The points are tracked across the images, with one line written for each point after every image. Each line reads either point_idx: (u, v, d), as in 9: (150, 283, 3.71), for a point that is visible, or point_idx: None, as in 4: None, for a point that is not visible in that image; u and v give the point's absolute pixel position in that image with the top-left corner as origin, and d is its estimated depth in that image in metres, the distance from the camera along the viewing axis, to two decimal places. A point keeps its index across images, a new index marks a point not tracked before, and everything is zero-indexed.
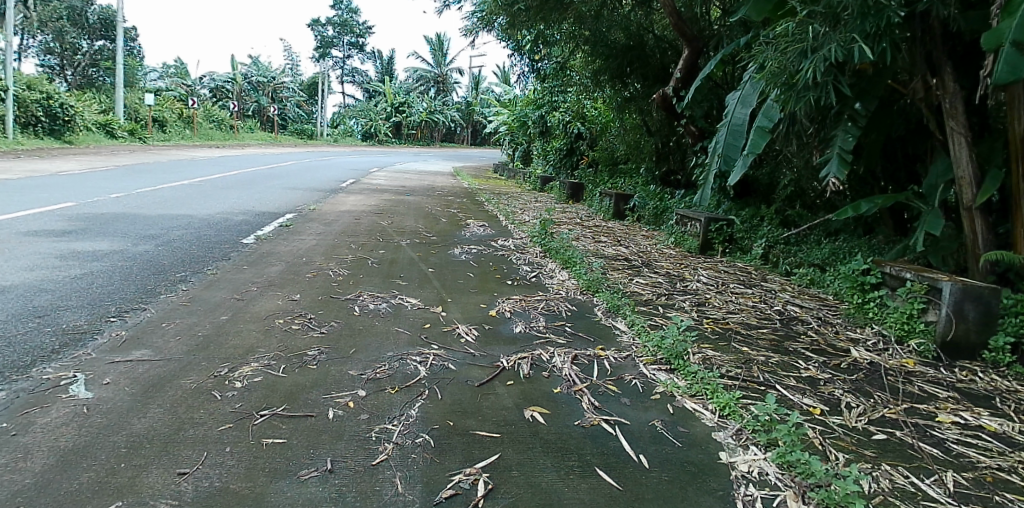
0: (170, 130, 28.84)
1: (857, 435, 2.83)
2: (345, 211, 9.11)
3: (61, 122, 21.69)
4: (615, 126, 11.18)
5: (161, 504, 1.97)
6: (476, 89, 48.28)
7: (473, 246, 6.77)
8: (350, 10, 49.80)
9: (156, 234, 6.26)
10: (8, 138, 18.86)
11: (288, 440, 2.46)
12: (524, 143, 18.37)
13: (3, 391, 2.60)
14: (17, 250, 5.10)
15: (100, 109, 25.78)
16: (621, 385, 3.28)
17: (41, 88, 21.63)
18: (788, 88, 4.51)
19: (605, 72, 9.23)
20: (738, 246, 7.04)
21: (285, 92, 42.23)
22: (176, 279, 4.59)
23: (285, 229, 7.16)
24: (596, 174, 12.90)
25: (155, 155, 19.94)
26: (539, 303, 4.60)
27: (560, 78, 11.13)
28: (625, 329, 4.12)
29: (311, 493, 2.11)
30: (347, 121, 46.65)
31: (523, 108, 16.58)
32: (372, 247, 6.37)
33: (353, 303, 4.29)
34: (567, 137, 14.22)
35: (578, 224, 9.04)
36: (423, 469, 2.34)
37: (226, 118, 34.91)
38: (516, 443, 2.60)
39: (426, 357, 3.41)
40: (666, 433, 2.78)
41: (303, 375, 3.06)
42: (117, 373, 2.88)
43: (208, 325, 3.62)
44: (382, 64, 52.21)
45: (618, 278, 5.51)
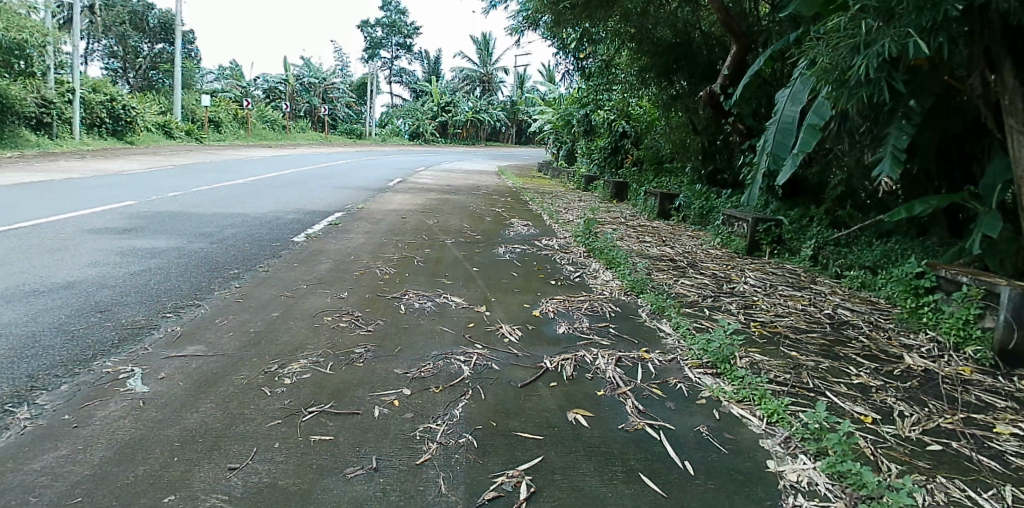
0: (225, 131, 29.73)
1: (910, 446, 2.71)
2: (392, 210, 9.20)
3: (124, 123, 22.59)
4: (661, 125, 10.97)
5: (212, 499, 2.01)
6: (522, 88, 48.36)
7: (518, 245, 6.74)
8: (399, 12, 50.55)
9: (211, 232, 6.43)
10: (76, 139, 19.71)
11: (335, 437, 2.49)
12: (568, 141, 18.30)
13: (68, 384, 2.71)
14: (85, 247, 5.32)
15: (161, 111, 26.77)
16: (666, 388, 3.22)
17: (106, 90, 22.58)
18: (839, 85, 4.37)
19: (651, 69, 9.11)
20: (787, 247, 6.82)
21: (335, 93, 42.94)
22: (229, 276, 4.70)
23: (334, 228, 7.27)
24: (641, 174, 12.72)
25: (211, 154, 20.65)
26: (583, 304, 4.55)
27: (605, 76, 11.01)
28: (671, 332, 4.02)
29: (356, 492, 2.12)
30: (395, 122, 47.32)
31: (567, 107, 16.48)
32: (418, 246, 6.41)
33: (398, 301, 4.32)
34: (612, 135, 14.05)
35: (623, 224, 8.93)
36: (466, 470, 2.33)
37: (280, 118, 35.75)
38: (559, 445, 2.57)
39: (470, 357, 3.40)
40: (712, 439, 2.71)
41: (349, 373, 3.08)
42: (172, 368, 2.96)
43: (259, 322, 3.69)
44: (428, 65, 52.73)
45: (662, 279, 5.40)
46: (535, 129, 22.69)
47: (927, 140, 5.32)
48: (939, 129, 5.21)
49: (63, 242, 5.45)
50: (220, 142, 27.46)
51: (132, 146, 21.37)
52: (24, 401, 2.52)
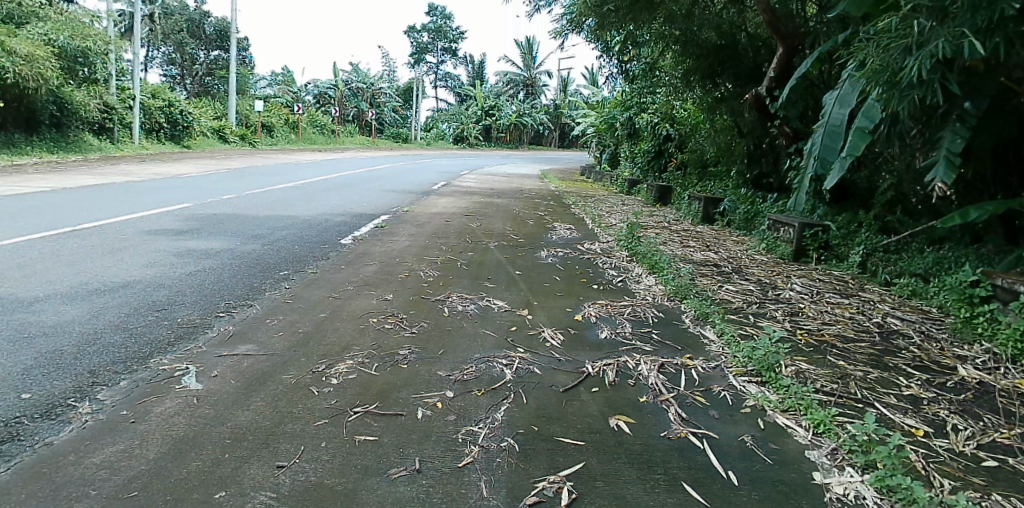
0: (277, 135, 30.57)
1: (964, 461, 2.59)
2: (436, 213, 9.28)
3: (181, 128, 23.45)
4: (704, 128, 10.73)
5: (262, 496, 2.05)
6: (565, 92, 48.30)
7: (560, 249, 6.72)
8: (444, 17, 51.13)
9: (263, 234, 6.60)
10: (136, 143, 20.50)
11: (380, 438, 2.51)
12: (612, 145, 18.22)
13: (126, 380, 2.80)
14: (143, 248, 5.51)
15: (216, 116, 27.69)
16: (709, 396, 3.16)
17: (164, 96, 23.43)
18: (890, 87, 4.22)
19: (696, 72, 8.95)
20: (834, 253, 6.62)
21: (382, 98, 43.59)
22: (280, 278, 4.81)
23: (380, 230, 7.38)
24: (685, 178, 12.53)
25: (263, 157, 21.29)
26: (626, 309, 4.50)
27: (650, 80, 10.99)
28: (715, 339, 3.93)
29: (400, 493, 2.13)
30: (441, 125, 47.93)
31: (611, 111, 16.26)
32: (462, 248, 6.46)
33: (442, 304, 4.36)
34: (656, 138, 13.81)
35: (666, 228, 8.85)
36: (507, 475, 2.32)
37: (328, 123, 36.47)
38: (601, 452, 2.54)
39: (512, 360, 3.39)
40: (756, 449, 2.64)
41: (394, 375, 3.11)
42: (224, 367, 3.03)
43: (308, 323, 3.76)
44: (473, 69, 53.22)
45: (706, 284, 5.32)
46: (578, 133, 22.59)
47: (983, 144, 5.11)
48: (995, 133, 5.01)
49: (121, 243, 5.65)
50: (272, 146, 28.25)
51: (188, 150, 22.14)
52: (85, 397, 2.62)
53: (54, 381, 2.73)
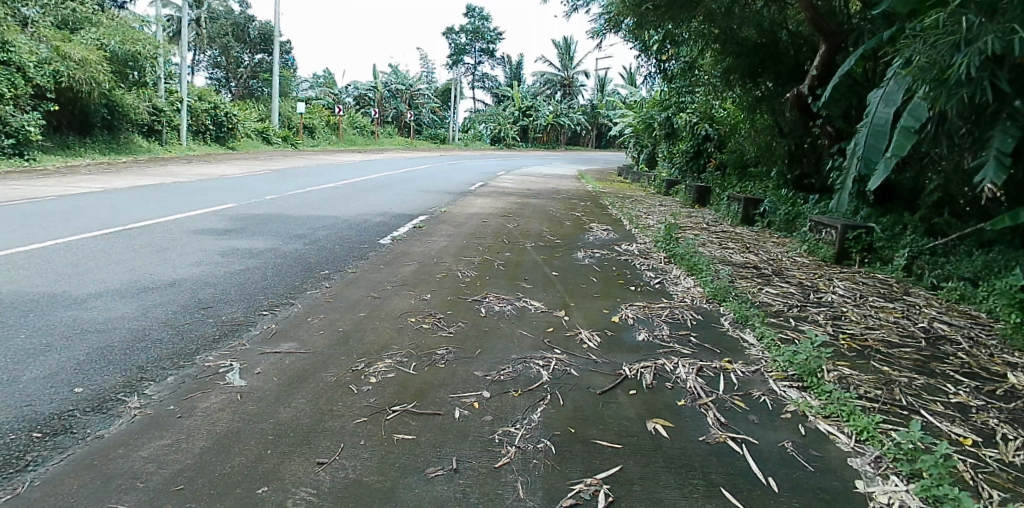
0: (318, 136, 31.16)
1: (1016, 472, 2.48)
2: (473, 214, 9.33)
3: (226, 130, 24.14)
4: (745, 126, 10.52)
5: (302, 492, 2.08)
6: (602, 92, 47.83)
7: (597, 250, 6.69)
8: (482, 18, 51.53)
9: (304, 234, 6.73)
10: (183, 145, 21.21)
11: (417, 437, 2.52)
12: (649, 145, 18.08)
13: (173, 376, 2.87)
14: (189, 247, 5.66)
15: (260, 118, 28.39)
16: (749, 401, 3.09)
17: (210, 99, 24.14)
18: (937, 85, 4.09)
19: (735, 71, 8.90)
20: (878, 256, 6.44)
21: (422, 99, 43.79)
22: (320, 277, 4.88)
23: (418, 230, 7.45)
24: (725, 178, 12.29)
25: (306, 158, 21.77)
26: (663, 311, 4.45)
27: (688, 79, 10.85)
28: (755, 343, 3.85)
29: (437, 492, 2.14)
30: (478, 126, 48.27)
31: (648, 110, 16.08)
32: (499, 249, 6.48)
33: (479, 304, 4.37)
34: (694, 139, 13.62)
35: (705, 229, 8.73)
36: (544, 476, 2.31)
37: (367, 124, 37.02)
38: (638, 455, 2.51)
39: (548, 361, 3.38)
40: (797, 456, 2.57)
41: (431, 374, 3.12)
42: (267, 364, 3.09)
43: (347, 322, 3.81)
44: (510, 70, 53.48)
45: (746, 287, 5.21)
46: (616, 133, 22.42)
47: None
48: None
49: (168, 242, 5.82)
50: (314, 147, 28.79)
51: (233, 151, 22.78)
52: (134, 391, 2.70)
53: (105, 376, 2.82)
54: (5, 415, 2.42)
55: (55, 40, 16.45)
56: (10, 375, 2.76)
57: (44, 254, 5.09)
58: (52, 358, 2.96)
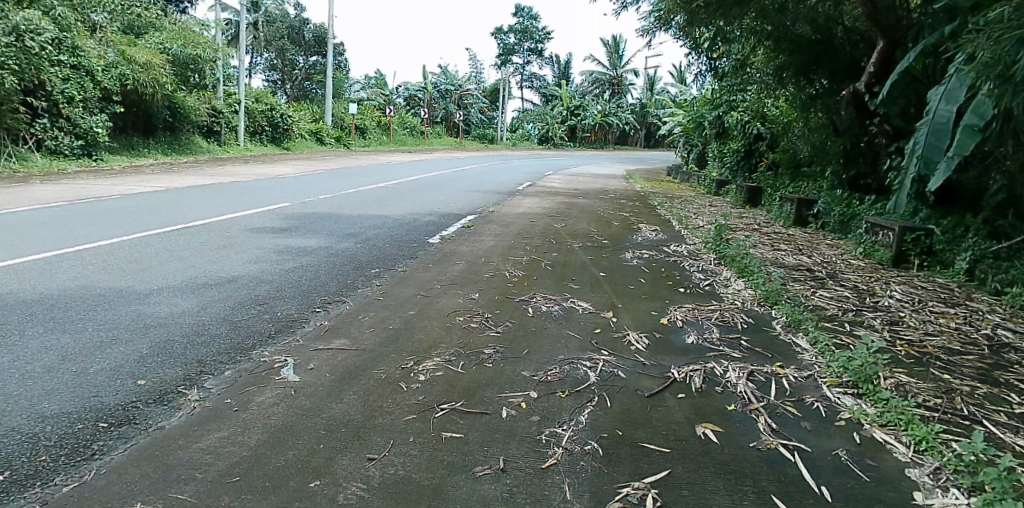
0: (369, 136, 31.71)
1: None
2: (521, 214, 9.34)
3: (281, 130, 24.88)
4: (797, 126, 9.90)
5: (353, 486, 2.10)
6: (652, 90, 47.93)
7: (645, 251, 6.62)
8: (530, 18, 51.64)
9: (356, 233, 6.85)
10: (241, 145, 21.94)
11: (465, 436, 2.53)
12: (699, 144, 17.80)
13: (231, 370, 2.96)
14: (245, 245, 5.83)
15: (314, 118, 29.11)
16: (802, 407, 3.00)
17: (267, 100, 24.89)
18: (1003, 81, 3.89)
19: (789, 69, 8.49)
20: (938, 259, 6.18)
21: (470, 99, 43.87)
22: (371, 275, 4.96)
23: (466, 230, 7.50)
24: (776, 177, 11.95)
25: (358, 158, 22.25)
26: (713, 313, 4.36)
27: (740, 77, 10.25)
28: (808, 347, 3.73)
29: (485, 491, 2.13)
30: (526, 126, 48.47)
31: (699, 110, 15.88)
32: (547, 249, 6.47)
33: (526, 304, 4.36)
34: (745, 138, 13.33)
35: (756, 231, 8.55)
36: (591, 479, 2.28)
37: (418, 124, 37.58)
38: (687, 460, 2.46)
39: (596, 363, 3.35)
40: (852, 465, 2.48)
41: (479, 373, 3.13)
42: (320, 360, 3.14)
43: (397, 320, 3.85)
44: (558, 69, 53.48)
45: (799, 290, 5.06)
46: (665, 132, 22.11)
47: None
48: None
49: (223, 239, 6.01)
50: (365, 147, 29.33)
51: (287, 152, 23.46)
52: (193, 384, 2.78)
53: (166, 369, 2.91)
54: (75, 404, 2.52)
55: (121, 45, 17.23)
56: (80, 367, 2.88)
57: (109, 251, 5.31)
58: (117, 351, 3.08)
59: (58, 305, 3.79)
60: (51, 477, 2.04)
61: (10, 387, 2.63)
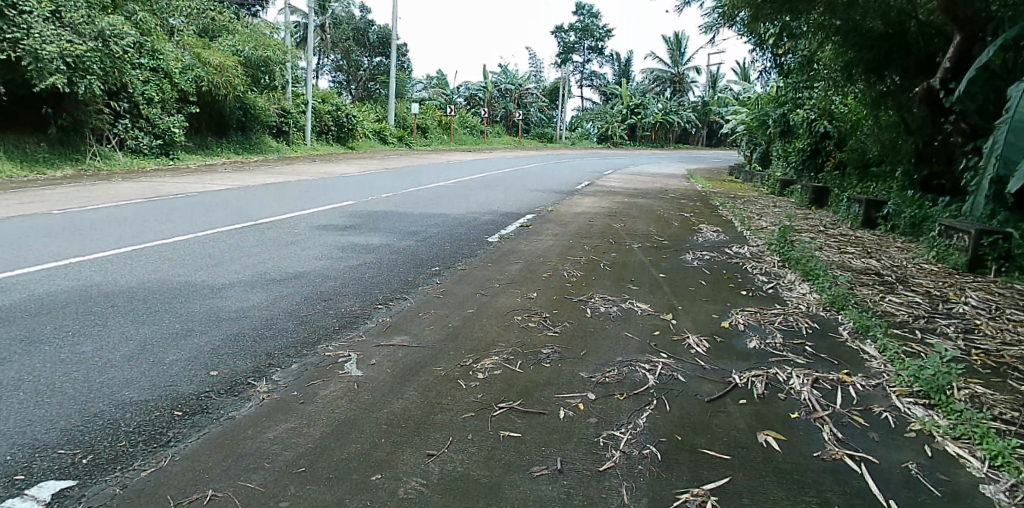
0: (431, 135, 32.22)
1: None
2: (581, 213, 9.29)
3: (346, 130, 25.56)
4: (868, 125, 9.79)
5: (413, 481, 2.12)
6: (714, 88, 47.12)
7: (706, 252, 6.49)
8: (591, 15, 51.51)
9: (417, 231, 6.94)
10: (308, 145, 22.62)
11: (524, 435, 2.52)
12: (763, 143, 17.36)
13: (297, 363, 3.03)
14: (308, 241, 6.00)
15: (378, 118, 29.80)
16: (869, 417, 2.87)
17: (333, 101, 25.62)
18: None
19: (859, 66, 8.15)
20: (1017, 265, 5.83)
21: (529, 98, 43.86)
22: (431, 273, 5.01)
23: (524, 229, 7.51)
24: (844, 178, 11.60)
25: (421, 158, 22.60)
26: (776, 318, 4.24)
27: (807, 73, 10.02)
28: (876, 355, 3.59)
29: (542, 491, 2.11)
30: (584, 125, 48.49)
31: (763, 107, 15.44)
32: (605, 249, 6.42)
33: (585, 304, 4.33)
34: (812, 136, 12.87)
35: (823, 232, 8.31)
36: (649, 483, 2.23)
37: (478, 124, 37.88)
38: (748, 468, 2.38)
39: (655, 365, 3.30)
40: (922, 479, 2.35)
41: (537, 373, 3.12)
42: (381, 356, 3.19)
43: (456, 318, 3.88)
44: (619, 68, 53.25)
45: (867, 295, 4.87)
46: (727, 130, 21.50)
47: None
48: None
49: (289, 236, 6.20)
50: (426, 147, 29.81)
51: (353, 151, 24.08)
52: (263, 376, 2.86)
53: (237, 360, 3.01)
54: (153, 392, 2.63)
55: (196, 48, 18.14)
56: (157, 356, 3.00)
57: (182, 246, 5.55)
58: (191, 343, 3.20)
59: (136, 296, 3.97)
60: (130, 462, 2.12)
61: (95, 374, 2.77)
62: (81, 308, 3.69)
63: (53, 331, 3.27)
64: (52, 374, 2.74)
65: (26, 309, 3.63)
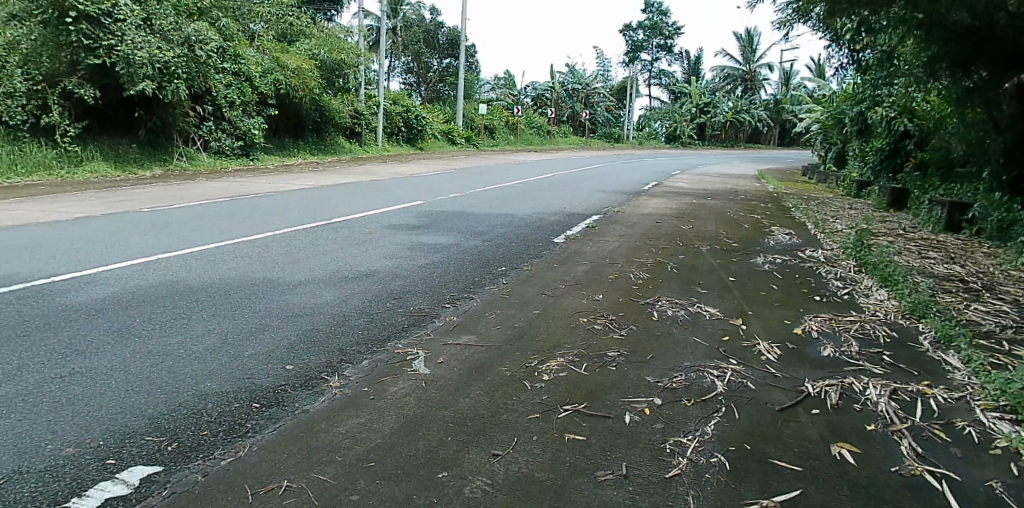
0: (498, 136, 32.51)
1: None
2: (647, 214, 9.18)
3: (415, 131, 26.07)
4: (953, 122, 9.30)
5: (479, 481, 2.12)
6: (788, 85, 45.90)
7: (778, 256, 6.31)
8: (661, 13, 50.89)
9: (483, 231, 7.01)
10: (379, 145, 23.17)
11: (588, 439, 2.49)
12: (839, 143, 16.83)
13: (368, 360, 3.09)
14: (376, 240, 6.15)
15: (446, 119, 30.26)
16: (951, 432, 2.71)
17: (403, 103, 26.13)
18: None
19: (942, 60, 7.26)
20: None
21: (598, 97, 43.97)
22: (497, 273, 5.03)
23: (590, 230, 7.47)
24: (926, 178, 11.13)
25: (488, 158, 22.83)
26: (853, 325, 4.08)
27: (887, 69, 9.11)
28: (960, 367, 3.40)
29: (608, 496, 2.08)
30: (652, 124, 47.95)
31: (840, 104, 14.49)
32: (672, 251, 6.32)
33: (651, 307, 4.27)
34: (891, 134, 12.31)
35: (900, 236, 7.95)
36: (717, 492, 2.16)
37: (545, 124, 37.98)
38: (821, 480, 2.28)
39: (724, 372, 3.22)
40: (1010, 500, 2.19)
41: (603, 376, 3.09)
42: (448, 355, 3.22)
43: (522, 318, 3.89)
44: (689, 66, 52.67)
45: (950, 303, 4.63)
46: (801, 130, 20.81)
47: None
48: None
49: (358, 235, 6.36)
50: (493, 147, 30.07)
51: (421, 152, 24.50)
52: (335, 371, 2.92)
53: (311, 356, 3.09)
54: (233, 384, 2.73)
55: (275, 52, 18.66)
56: (236, 350, 3.12)
57: (257, 243, 5.78)
58: (267, 337, 3.30)
59: (215, 291, 4.14)
60: (211, 450, 2.20)
61: (180, 365, 2.89)
62: (164, 301, 3.87)
63: (141, 323, 3.44)
64: (141, 363, 2.89)
65: (115, 301, 3.84)
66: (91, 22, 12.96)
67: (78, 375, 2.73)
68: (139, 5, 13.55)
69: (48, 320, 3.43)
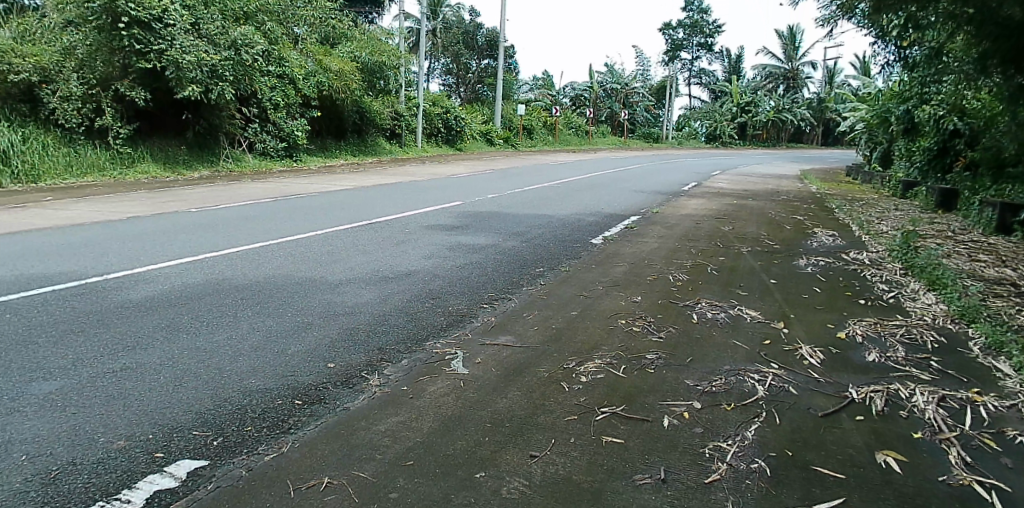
0: (536, 136, 32.51)
1: None
2: (687, 215, 9.09)
3: (454, 132, 26.23)
4: (1003, 121, 8.88)
5: (516, 481, 2.11)
6: (832, 84, 44.94)
7: (822, 258, 6.18)
8: (701, 10, 50.24)
9: (521, 232, 7.02)
10: (418, 147, 23.38)
11: (626, 442, 2.47)
12: (885, 142, 16.44)
13: (407, 359, 3.11)
14: (414, 240, 6.21)
15: (485, 119, 30.38)
16: (1002, 442, 2.61)
17: (442, 104, 26.29)
18: None
19: (995, 56, 6.68)
20: None
21: (636, 97, 43.67)
22: (535, 274, 5.02)
23: (629, 231, 7.42)
24: (976, 179, 10.80)
25: (528, 158, 22.86)
26: (899, 330, 3.98)
27: (935, 67, 8.72)
28: (1013, 374, 3.28)
29: (646, 500, 2.06)
30: (691, 124, 47.35)
31: (885, 103, 14.24)
32: (712, 253, 6.24)
33: (691, 310, 4.22)
34: (939, 134, 11.99)
35: (950, 238, 7.72)
36: (758, 499, 2.12)
37: (584, 124, 37.89)
38: (865, 489, 2.22)
39: (765, 376, 3.16)
40: None
41: (641, 379, 3.06)
42: (486, 355, 3.23)
43: (561, 319, 3.88)
44: (728, 64, 51.96)
45: (1002, 308, 4.47)
46: (844, 129, 20.33)
47: None
48: None
49: (397, 235, 6.42)
50: (532, 147, 30.09)
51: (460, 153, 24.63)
52: (375, 370, 2.95)
53: (352, 354, 3.13)
54: (275, 381, 2.77)
55: (318, 54, 18.86)
56: (278, 347, 3.17)
57: (297, 243, 5.88)
58: (308, 336, 3.35)
59: (257, 290, 4.21)
60: (254, 446, 2.24)
61: (226, 362, 2.95)
62: (208, 299, 3.96)
63: (188, 320, 3.52)
64: (189, 360, 2.95)
65: (162, 298, 3.95)
66: (143, 27, 13.27)
67: (129, 370, 2.80)
68: (188, 10, 13.93)
69: (98, 316, 3.54)
